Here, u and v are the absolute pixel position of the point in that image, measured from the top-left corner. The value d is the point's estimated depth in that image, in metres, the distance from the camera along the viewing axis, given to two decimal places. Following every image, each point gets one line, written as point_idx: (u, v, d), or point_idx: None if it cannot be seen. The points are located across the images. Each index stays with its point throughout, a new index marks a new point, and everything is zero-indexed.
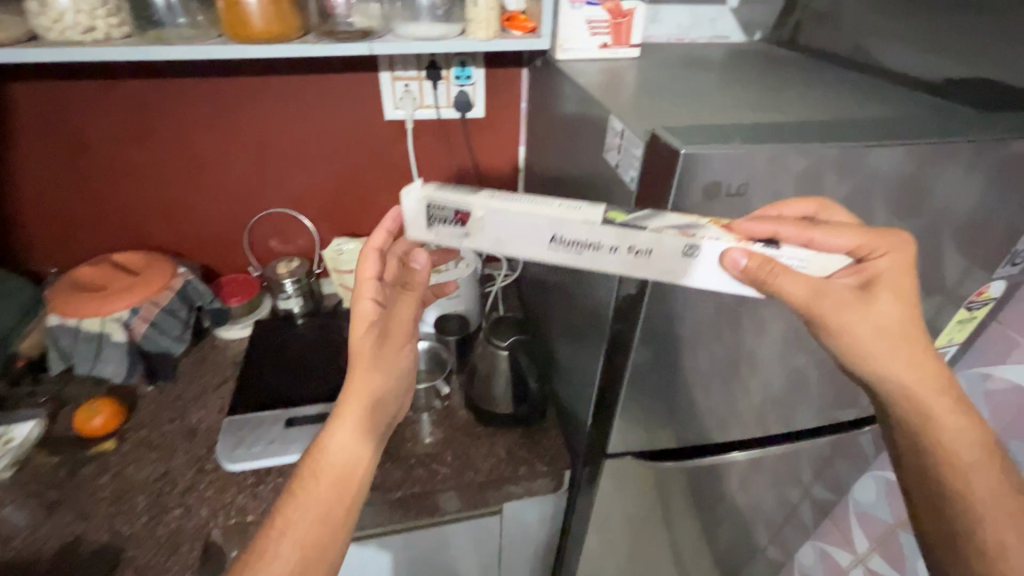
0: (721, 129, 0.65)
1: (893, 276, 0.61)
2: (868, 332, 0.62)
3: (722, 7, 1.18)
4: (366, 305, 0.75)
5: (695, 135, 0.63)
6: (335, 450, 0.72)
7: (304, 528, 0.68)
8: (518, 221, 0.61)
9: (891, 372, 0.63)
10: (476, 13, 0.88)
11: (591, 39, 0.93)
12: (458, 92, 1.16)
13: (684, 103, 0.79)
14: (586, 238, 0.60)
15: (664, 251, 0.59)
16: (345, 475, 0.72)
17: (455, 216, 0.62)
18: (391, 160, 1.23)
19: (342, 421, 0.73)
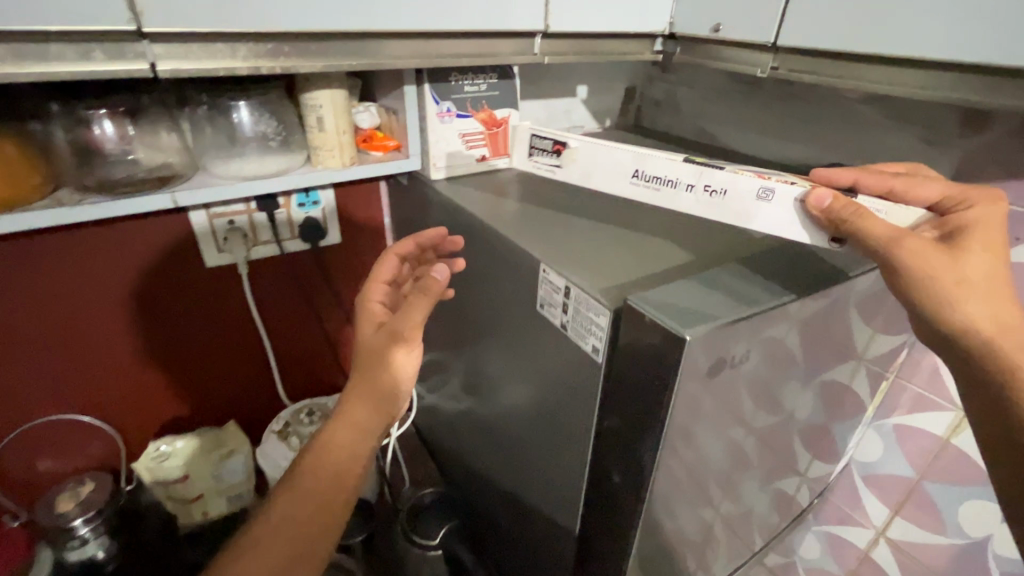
0: (688, 284, 0.53)
1: (984, 225, 0.54)
2: (952, 270, 0.51)
3: (573, 99, 1.16)
4: (377, 304, 0.67)
5: (673, 300, 0.50)
6: (331, 447, 0.60)
7: (269, 558, 0.54)
8: (609, 155, 0.67)
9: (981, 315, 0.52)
10: (322, 139, 0.68)
11: (466, 153, 0.80)
12: (304, 221, 0.92)
13: (597, 228, 0.69)
14: (666, 173, 0.63)
15: (737, 190, 0.59)
16: (342, 476, 0.59)
17: (556, 143, 0.71)
18: (226, 319, 0.93)
19: (345, 410, 0.61)
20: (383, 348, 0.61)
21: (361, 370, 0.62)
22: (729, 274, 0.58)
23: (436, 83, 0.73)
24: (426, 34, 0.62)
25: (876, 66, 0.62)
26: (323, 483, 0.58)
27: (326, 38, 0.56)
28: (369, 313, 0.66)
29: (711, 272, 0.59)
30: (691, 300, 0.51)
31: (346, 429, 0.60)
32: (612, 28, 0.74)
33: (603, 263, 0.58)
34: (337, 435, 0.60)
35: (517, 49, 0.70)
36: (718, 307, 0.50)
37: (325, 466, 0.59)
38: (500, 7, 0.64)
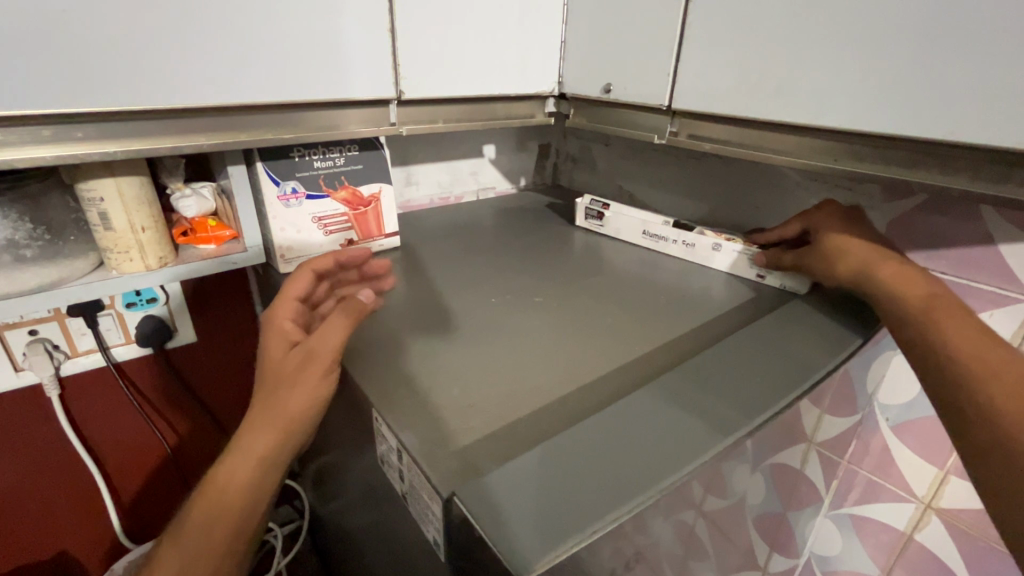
0: (574, 441, 0.38)
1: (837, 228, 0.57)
2: (810, 251, 0.59)
3: (481, 159, 1.06)
4: (288, 322, 0.48)
5: (518, 495, 0.33)
6: (216, 491, 0.42)
7: None
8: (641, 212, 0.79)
9: (838, 268, 0.55)
10: (111, 239, 0.52)
11: (325, 238, 0.66)
12: (141, 321, 0.74)
13: (478, 332, 0.55)
14: (663, 230, 0.76)
15: (701, 243, 0.71)
16: (234, 530, 0.43)
17: (601, 207, 0.83)
18: (32, 454, 0.72)
19: (238, 439, 0.43)
20: (290, 374, 0.44)
21: (265, 392, 0.44)
22: (642, 413, 0.41)
23: (274, 161, 0.60)
24: (234, 107, 0.49)
25: (785, 133, 0.53)
26: (202, 536, 0.42)
27: (69, 120, 0.42)
28: (280, 332, 0.46)
29: (615, 404, 0.43)
30: (553, 496, 0.33)
31: (237, 470, 0.42)
32: (487, 91, 0.63)
33: (466, 397, 0.44)
34: (224, 474, 0.42)
35: (368, 119, 0.58)
36: (584, 505, 0.32)
37: (213, 511, 0.42)
38: (333, 73, 0.52)
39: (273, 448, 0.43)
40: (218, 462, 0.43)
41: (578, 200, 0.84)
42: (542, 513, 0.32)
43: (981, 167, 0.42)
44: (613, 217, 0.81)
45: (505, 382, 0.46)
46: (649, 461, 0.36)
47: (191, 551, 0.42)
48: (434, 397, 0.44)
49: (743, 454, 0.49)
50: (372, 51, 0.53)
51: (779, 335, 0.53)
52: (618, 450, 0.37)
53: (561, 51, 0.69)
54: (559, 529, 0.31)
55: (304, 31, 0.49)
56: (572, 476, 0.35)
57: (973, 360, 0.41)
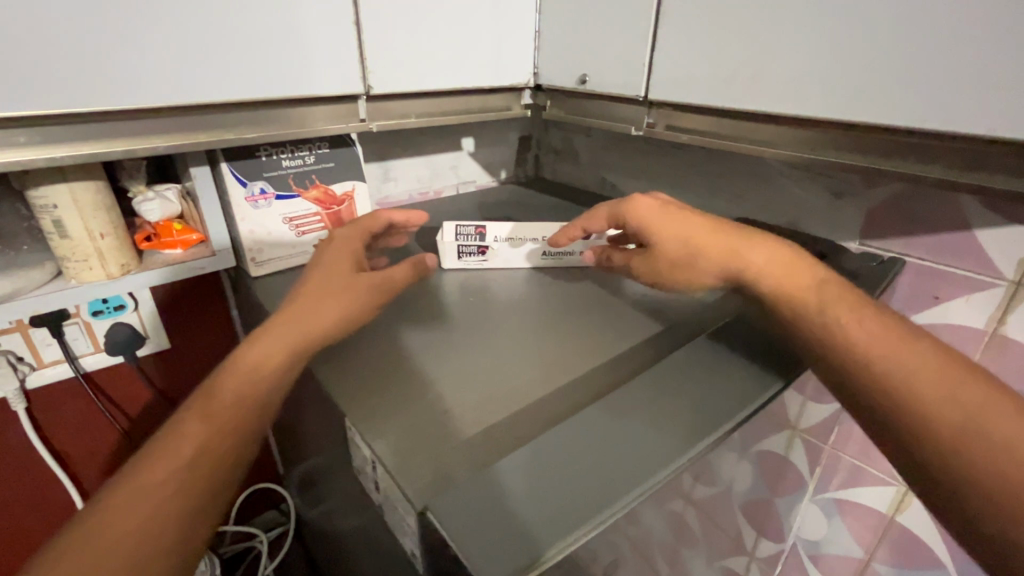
0: (551, 449, 0.37)
1: (680, 234, 0.51)
2: (678, 242, 0.51)
3: (459, 153, 1.04)
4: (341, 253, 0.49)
5: (485, 510, 0.32)
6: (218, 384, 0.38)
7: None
8: (524, 237, 0.66)
9: (738, 271, 0.49)
10: (68, 248, 0.50)
11: (298, 239, 0.63)
12: (108, 329, 0.71)
13: (455, 334, 0.54)
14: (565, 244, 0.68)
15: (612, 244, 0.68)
16: (233, 433, 0.36)
17: (478, 238, 0.66)
18: (1, 469, 0.70)
19: (266, 334, 0.41)
20: (341, 289, 0.46)
21: (306, 297, 0.44)
22: (621, 415, 0.40)
23: (240, 161, 0.57)
24: (189, 109, 0.47)
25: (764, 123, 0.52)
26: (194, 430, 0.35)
27: (11, 124, 0.39)
28: (345, 254, 0.49)
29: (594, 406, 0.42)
30: (519, 511, 0.32)
31: (257, 363, 0.39)
32: (461, 84, 0.62)
33: (441, 403, 0.43)
34: (244, 364, 0.39)
35: (334, 116, 0.56)
36: (560, 518, 0.31)
37: (222, 406, 0.37)
38: (294, 69, 0.50)
39: (303, 348, 0.41)
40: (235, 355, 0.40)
41: (444, 241, 0.65)
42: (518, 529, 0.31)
43: (957, 155, 0.41)
44: (499, 248, 0.67)
45: (481, 386, 0.45)
46: (626, 471, 0.35)
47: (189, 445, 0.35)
48: (409, 405, 0.43)
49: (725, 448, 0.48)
50: (336, 44, 0.51)
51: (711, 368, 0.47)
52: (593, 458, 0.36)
53: (535, 41, 0.67)
54: (526, 546, 0.30)
55: (263, 26, 0.47)
56: (542, 493, 0.33)
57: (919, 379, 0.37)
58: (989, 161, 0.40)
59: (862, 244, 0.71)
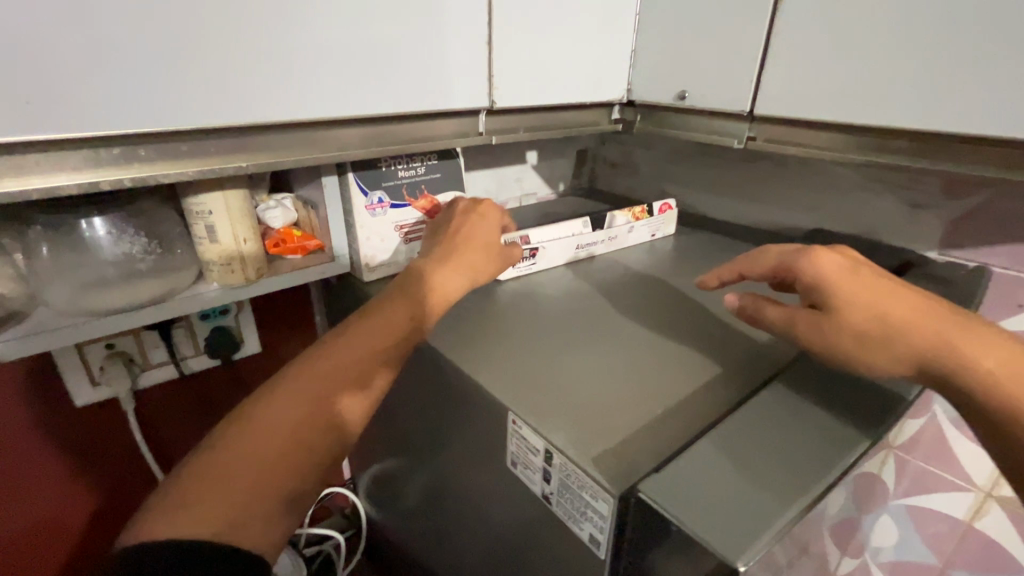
0: (728, 436, 0.38)
1: (905, 304, 0.40)
2: (876, 317, 0.40)
3: (524, 166, 1.07)
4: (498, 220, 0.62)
5: (697, 497, 0.33)
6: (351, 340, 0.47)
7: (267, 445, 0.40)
8: (563, 235, 0.70)
9: (952, 366, 0.38)
10: (216, 252, 0.53)
11: (406, 248, 0.67)
12: (211, 333, 0.74)
13: (580, 333, 0.55)
14: (591, 238, 0.73)
15: (620, 230, 0.76)
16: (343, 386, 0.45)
17: (529, 248, 0.67)
18: (105, 468, 0.72)
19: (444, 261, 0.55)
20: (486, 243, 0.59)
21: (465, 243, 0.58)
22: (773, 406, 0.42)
23: (363, 171, 0.61)
24: (342, 121, 0.50)
25: (869, 137, 0.53)
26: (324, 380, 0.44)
27: (200, 135, 0.42)
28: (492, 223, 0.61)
29: (749, 400, 0.44)
30: (733, 500, 0.33)
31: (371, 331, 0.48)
32: (566, 99, 0.65)
33: (600, 394, 0.45)
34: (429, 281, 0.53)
35: (458, 130, 0.59)
36: (768, 496, 0.33)
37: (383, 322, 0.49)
38: (434, 85, 0.53)
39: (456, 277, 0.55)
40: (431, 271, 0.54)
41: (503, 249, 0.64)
42: (728, 512, 0.32)
43: None
44: (546, 249, 0.69)
45: (624, 380, 0.47)
46: (811, 457, 0.36)
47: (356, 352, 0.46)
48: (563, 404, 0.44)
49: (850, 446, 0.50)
50: (465, 61, 0.54)
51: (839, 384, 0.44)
52: (770, 451, 0.37)
53: (630, 59, 0.70)
54: (746, 535, 0.31)
55: (410, 44, 0.50)
56: (735, 477, 0.35)
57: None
58: None
59: (942, 253, 0.73)
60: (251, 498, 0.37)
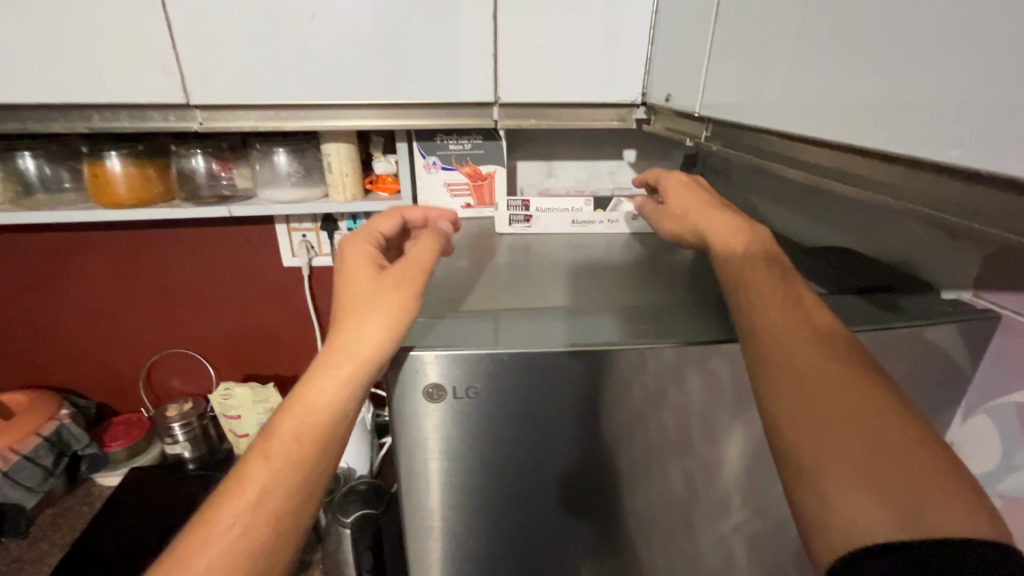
0: (478, 318, 0.60)
1: (696, 201, 0.64)
2: (682, 205, 0.65)
3: (619, 161, 1.20)
4: (364, 245, 0.61)
5: (427, 332, 0.56)
6: (308, 407, 0.51)
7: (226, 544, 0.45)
8: (559, 208, 0.87)
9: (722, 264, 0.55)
10: (332, 178, 0.91)
11: (452, 200, 0.94)
12: None
13: (510, 275, 0.76)
14: (589, 216, 0.88)
15: (623, 215, 0.87)
16: (289, 462, 0.49)
17: (525, 212, 0.88)
18: (291, 308, 1.22)
19: (340, 338, 0.53)
20: (382, 291, 0.55)
21: (351, 306, 0.54)
22: (535, 321, 0.59)
23: (424, 142, 0.91)
24: (390, 107, 0.79)
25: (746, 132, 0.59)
26: (290, 446, 0.49)
27: (306, 108, 0.77)
28: (362, 261, 0.59)
29: (542, 320, 0.61)
30: (435, 333, 0.56)
31: (297, 417, 0.51)
32: (571, 98, 0.81)
33: (468, 293, 0.70)
34: (316, 387, 0.51)
35: (477, 116, 0.81)
36: (452, 340, 0.55)
37: (302, 410, 0.51)
38: (449, 82, 0.77)
39: (375, 342, 0.52)
40: (317, 373, 0.52)
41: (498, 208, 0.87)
42: (424, 335, 0.56)
43: (911, 181, 0.40)
44: (541, 216, 0.88)
45: (490, 294, 0.69)
46: (510, 337, 0.55)
47: (286, 445, 0.49)
48: (438, 292, 0.70)
49: (665, 408, 0.56)
50: (478, 66, 0.77)
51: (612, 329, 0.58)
52: (490, 330, 0.57)
53: (648, 66, 0.81)
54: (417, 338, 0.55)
55: (434, 55, 0.75)
56: (450, 329, 0.57)
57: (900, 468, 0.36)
58: (941, 186, 0.37)
59: (975, 296, 0.60)
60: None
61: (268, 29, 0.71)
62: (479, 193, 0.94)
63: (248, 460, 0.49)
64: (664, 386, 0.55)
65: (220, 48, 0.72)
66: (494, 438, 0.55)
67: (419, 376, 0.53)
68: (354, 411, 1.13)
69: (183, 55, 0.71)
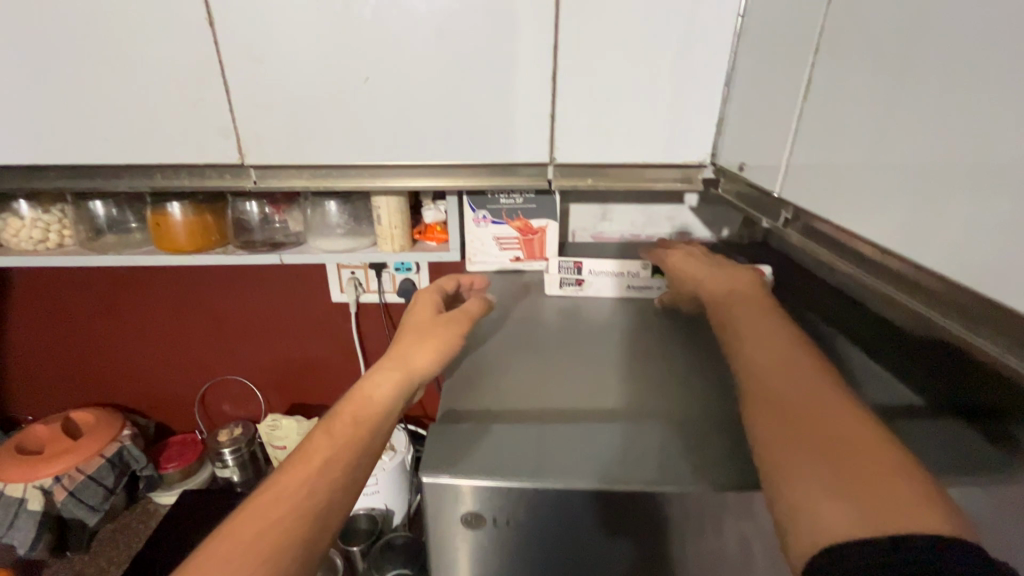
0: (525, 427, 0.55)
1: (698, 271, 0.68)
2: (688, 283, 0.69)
3: (680, 206, 1.10)
4: (422, 297, 0.73)
5: (466, 447, 0.52)
6: (367, 399, 0.58)
7: (286, 496, 0.48)
8: (614, 271, 0.83)
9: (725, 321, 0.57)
10: (381, 230, 0.89)
11: (500, 253, 0.91)
12: (402, 281, 1.14)
13: (562, 349, 0.71)
14: (646, 281, 0.82)
15: None
16: (350, 437, 0.54)
17: (577, 274, 0.83)
18: (338, 342, 1.23)
19: (397, 357, 0.63)
20: (433, 327, 0.67)
21: (407, 337, 0.66)
22: (589, 436, 0.53)
23: (475, 196, 0.88)
24: (441, 167, 0.76)
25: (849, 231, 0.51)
26: (353, 426, 0.55)
27: (357, 168, 0.76)
28: (420, 308, 0.71)
29: (596, 427, 0.55)
30: (477, 450, 0.52)
31: (360, 406, 0.58)
32: (631, 159, 0.76)
33: (516, 378, 0.64)
34: (374, 384, 0.59)
35: (531, 175, 0.77)
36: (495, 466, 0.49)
37: (363, 402, 0.58)
38: (503, 143, 0.73)
39: (426, 361, 0.63)
40: (373, 377, 0.61)
41: (549, 269, 0.83)
42: (466, 453, 0.51)
43: None
44: (594, 279, 0.83)
45: (540, 381, 0.64)
46: (563, 463, 0.50)
47: (348, 426, 0.55)
48: (483, 376, 0.64)
49: (729, 545, 0.49)
50: (535, 127, 0.73)
51: (672, 448, 0.52)
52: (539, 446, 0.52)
53: (720, 126, 0.74)
54: (457, 460, 0.50)
55: (489, 116, 0.72)
56: (496, 445, 0.52)
57: (873, 478, 0.37)
58: None
59: None
60: (276, 538, 0.45)
61: (324, 92, 0.70)
62: (529, 247, 0.91)
63: (315, 434, 0.55)
64: (731, 519, 0.48)
65: (277, 109, 0.71)
66: (536, 561, 0.51)
67: (457, 500, 0.49)
68: (393, 452, 1.12)
69: (241, 117, 0.72)
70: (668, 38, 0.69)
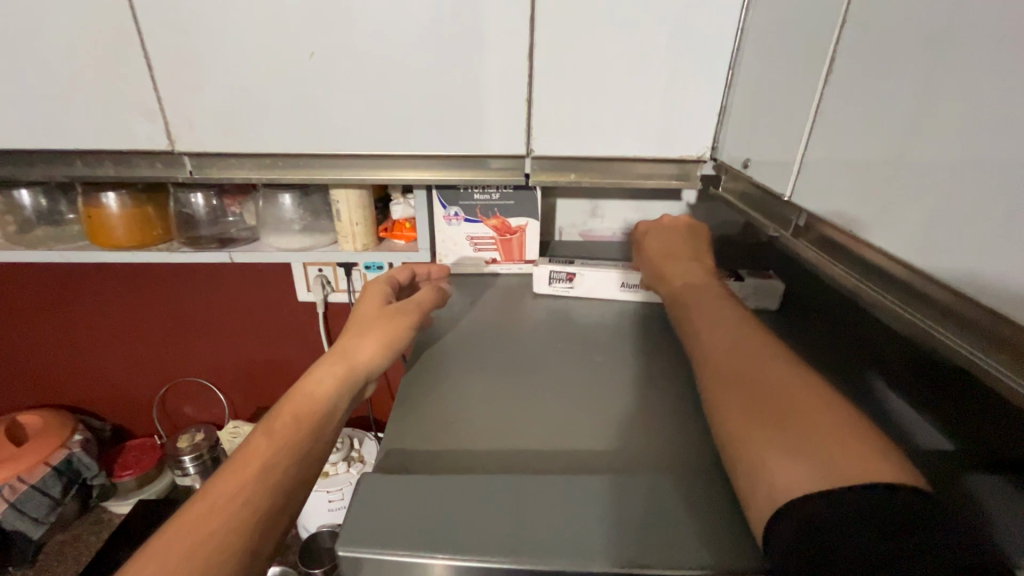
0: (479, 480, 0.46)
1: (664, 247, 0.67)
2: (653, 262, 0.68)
3: (678, 204, 1.02)
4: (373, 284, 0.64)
5: (402, 509, 0.43)
6: (309, 395, 0.50)
7: (215, 517, 0.39)
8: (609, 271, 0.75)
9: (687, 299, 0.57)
10: (341, 227, 0.80)
11: (475, 255, 0.82)
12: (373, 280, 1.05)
13: (536, 370, 0.62)
14: None
15: None
16: (290, 440, 0.46)
17: (569, 274, 0.76)
18: (306, 343, 1.14)
19: (341, 350, 0.55)
20: (385, 315, 0.59)
21: (353, 329, 0.58)
22: (555, 492, 0.45)
23: (446, 190, 0.78)
24: (404, 158, 0.67)
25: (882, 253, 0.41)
26: (295, 425, 0.47)
27: (307, 158, 0.66)
28: (369, 295, 0.62)
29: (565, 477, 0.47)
30: (417, 514, 0.43)
31: (300, 405, 0.49)
32: (620, 151, 0.66)
33: (477, 411, 0.55)
34: (317, 378, 0.52)
35: (506, 167, 0.68)
36: (435, 537, 0.41)
37: (305, 399, 0.50)
38: (473, 131, 0.64)
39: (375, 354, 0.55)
40: (315, 372, 0.52)
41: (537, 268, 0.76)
42: (401, 518, 0.42)
43: None
44: (585, 276, 0.76)
45: (505, 415, 0.55)
46: (515, 533, 0.41)
47: (288, 425, 0.47)
48: (435, 408, 0.55)
49: None
50: (509, 113, 0.63)
51: (654, 504, 0.44)
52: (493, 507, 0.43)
53: (722, 116, 0.65)
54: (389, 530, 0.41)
55: (457, 100, 0.62)
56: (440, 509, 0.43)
57: (822, 425, 0.37)
58: None
59: None
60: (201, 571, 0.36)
61: (263, 69, 0.61)
62: (507, 249, 0.82)
63: (250, 439, 0.46)
64: None
65: (211, 88, 0.62)
66: None
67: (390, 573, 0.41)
68: (362, 464, 1.03)
69: (166, 98, 0.62)
70: (666, 12, 0.59)
